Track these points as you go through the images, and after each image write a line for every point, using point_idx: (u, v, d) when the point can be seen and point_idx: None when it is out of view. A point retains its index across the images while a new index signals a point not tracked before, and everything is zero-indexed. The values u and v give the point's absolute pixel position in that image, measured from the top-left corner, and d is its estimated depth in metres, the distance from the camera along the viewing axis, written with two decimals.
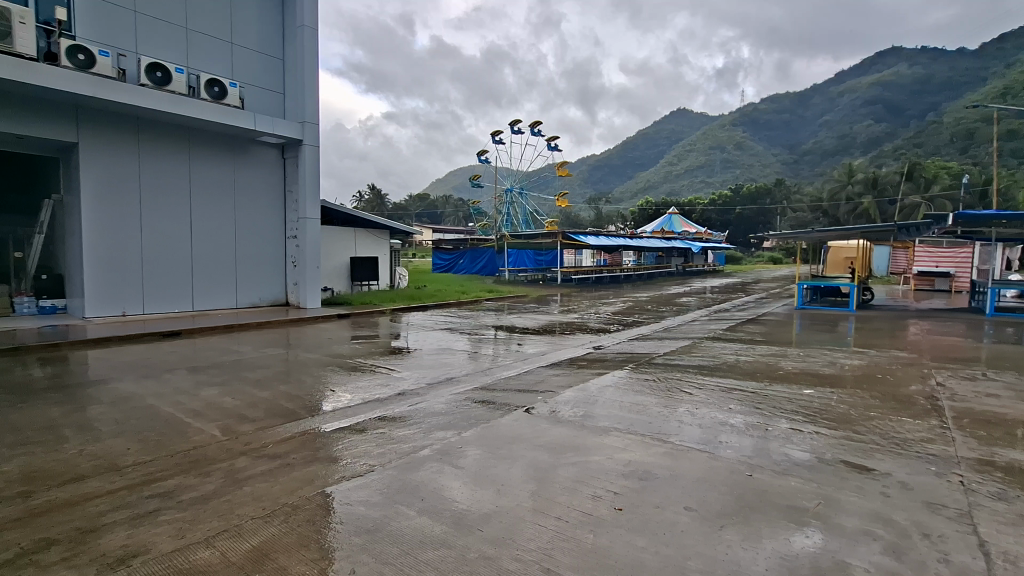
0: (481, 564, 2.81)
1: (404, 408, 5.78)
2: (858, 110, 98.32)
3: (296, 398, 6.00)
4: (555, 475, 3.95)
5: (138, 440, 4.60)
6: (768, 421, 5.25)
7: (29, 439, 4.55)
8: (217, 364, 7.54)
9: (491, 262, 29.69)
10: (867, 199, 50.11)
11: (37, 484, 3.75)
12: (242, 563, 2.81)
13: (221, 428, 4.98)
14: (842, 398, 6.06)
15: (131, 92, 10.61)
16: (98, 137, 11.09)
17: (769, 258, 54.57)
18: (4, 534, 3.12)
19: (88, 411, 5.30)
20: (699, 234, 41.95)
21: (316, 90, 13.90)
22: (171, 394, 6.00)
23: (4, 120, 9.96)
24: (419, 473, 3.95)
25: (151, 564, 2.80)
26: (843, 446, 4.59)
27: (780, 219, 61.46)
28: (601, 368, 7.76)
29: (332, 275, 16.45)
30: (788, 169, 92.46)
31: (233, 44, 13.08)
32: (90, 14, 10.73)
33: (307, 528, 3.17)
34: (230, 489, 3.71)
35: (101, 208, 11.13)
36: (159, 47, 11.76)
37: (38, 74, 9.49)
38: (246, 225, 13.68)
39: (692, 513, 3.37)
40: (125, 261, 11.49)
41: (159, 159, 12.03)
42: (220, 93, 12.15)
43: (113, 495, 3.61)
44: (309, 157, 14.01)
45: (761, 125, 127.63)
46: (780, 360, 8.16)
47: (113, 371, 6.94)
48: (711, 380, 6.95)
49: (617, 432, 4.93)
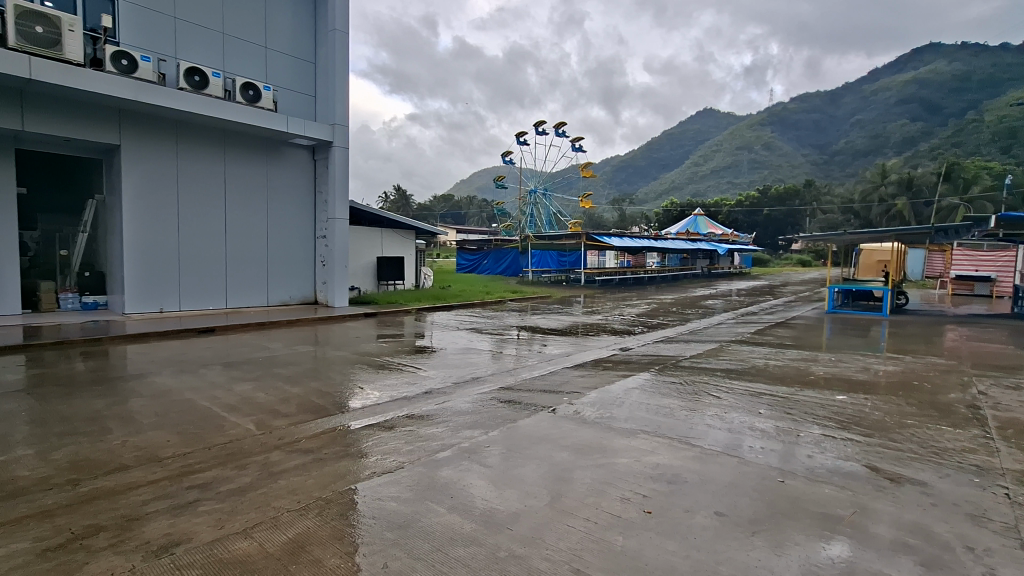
0: (511, 562, 2.83)
1: (431, 407, 5.82)
2: (893, 109, 95.30)
3: (326, 394, 6.12)
4: (582, 476, 3.95)
5: (176, 433, 4.75)
6: (800, 427, 5.15)
7: (76, 430, 4.75)
8: (250, 360, 7.74)
9: (515, 263, 29.75)
10: (902, 200, 48.39)
11: (84, 473, 3.91)
12: (279, 554, 2.88)
13: (255, 422, 5.11)
14: (877, 404, 5.90)
15: (171, 96, 10.95)
16: (140, 140, 11.50)
17: (796, 261, 53.28)
18: (56, 519, 3.27)
19: (130, 404, 5.51)
20: (725, 235, 41.31)
21: (346, 92, 14.11)
22: (207, 388, 6.20)
23: (53, 124, 10.38)
24: (446, 471, 3.99)
25: (192, 552, 2.89)
26: (877, 453, 4.48)
27: (810, 220, 60.04)
28: (626, 370, 7.75)
29: (359, 275, 16.69)
30: (818, 168, 90.18)
31: (267, 48, 13.41)
32: (134, 21, 11.17)
33: (340, 521, 3.24)
34: (265, 482, 3.80)
35: (141, 208, 11.54)
36: (196, 51, 12.13)
37: (84, 79, 9.85)
38: (277, 224, 13.98)
39: (724, 519, 3.32)
40: (162, 259, 11.88)
41: (196, 160, 12.39)
42: (255, 96, 12.51)
43: (155, 485, 3.74)
44: (340, 158, 14.22)
45: (790, 124, 124.55)
46: (811, 365, 7.99)
47: (151, 366, 7.19)
48: (740, 384, 6.86)
49: (645, 435, 4.89)
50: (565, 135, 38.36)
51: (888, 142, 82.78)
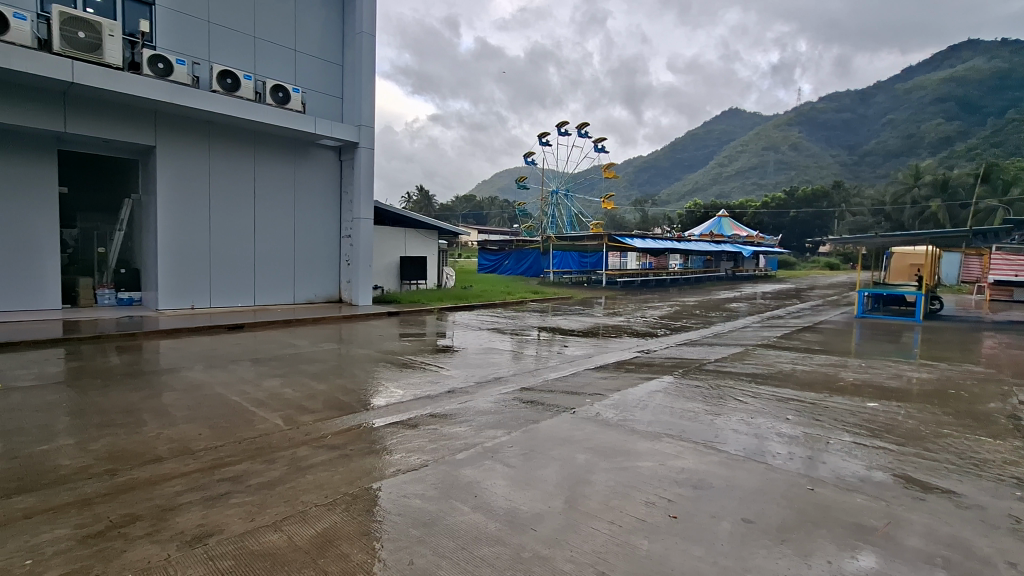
0: (536, 563, 2.83)
1: (453, 406, 5.86)
2: (927, 108, 92.15)
3: (351, 391, 6.22)
4: (604, 479, 3.91)
5: (207, 426, 4.87)
6: (830, 434, 5.03)
7: (113, 421, 4.91)
8: (277, 356, 7.91)
9: (536, 263, 29.68)
10: (937, 203, 46.69)
11: (121, 464, 4.04)
12: (308, 547, 2.94)
13: (283, 417, 5.21)
14: (910, 413, 5.74)
15: (204, 99, 11.24)
16: (174, 141, 11.83)
17: (823, 265, 52.07)
18: (94, 507, 3.39)
19: (163, 397, 5.68)
20: (750, 238, 40.55)
21: (372, 93, 14.28)
22: (236, 383, 6.35)
23: (93, 125, 10.75)
24: (469, 470, 4.01)
25: (224, 543, 2.96)
26: (911, 463, 4.36)
27: (838, 223, 58.57)
28: (649, 372, 7.68)
29: (383, 275, 16.89)
30: (846, 169, 87.94)
31: (297, 51, 13.66)
32: (170, 26, 11.51)
33: (365, 517, 3.28)
34: (294, 476, 3.88)
35: (174, 206, 11.87)
36: (229, 54, 12.43)
37: (122, 82, 10.17)
38: (304, 224, 14.23)
39: (751, 525, 3.26)
40: (194, 256, 12.20)
41: (227, 160, 12.69)
42: (284, 98, 12.76)
43: (187, 477, 3.85)
44: (365, 159, 14.39)
45: (818, 124, 121.50)
46: (840, 370, 7.81)
47: (183, 361, 7.40)
48: (766, 389, 6.74)
49: (669, 438, 4.84)
50: (588, 135, 38.11)
51: (922, 142, 80.23)
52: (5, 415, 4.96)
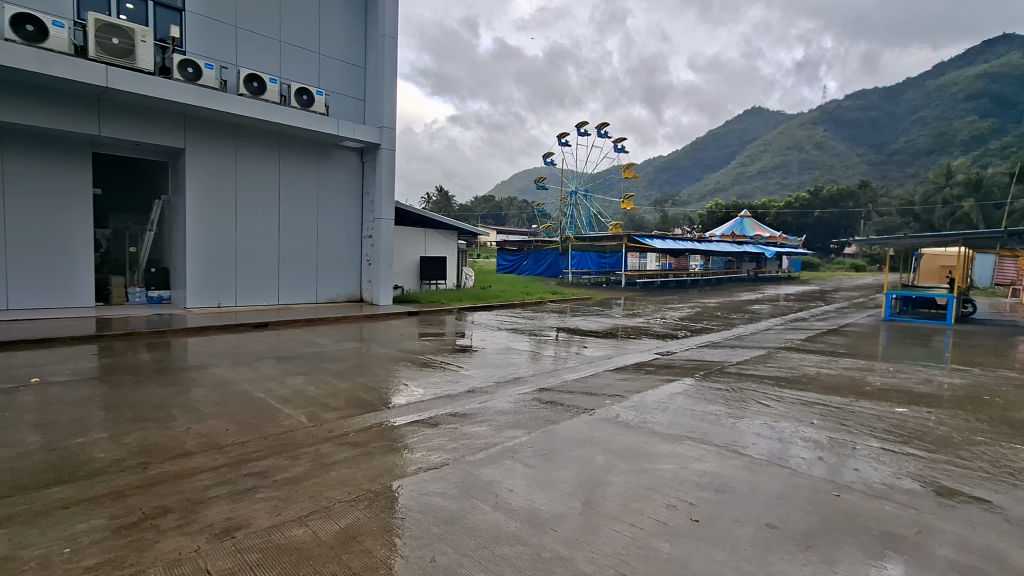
0: (556, 563, 2.83)
1: (472, 405, 5.90)
2: (960, 105, 89.24)
3: (373, 389, 6.31)
4: (624, 481, 3.89)
5: (234, 422, 4.99)
6: (856, 439, 4.92)
7: (145, 416, 5.06)
8: (300, 354, 8.05)
9: (554, 264, 29.64)
10: (969, 203, 45.17)
11: (152, 457, 4.16)
12: (332, 542, 2.99)
13: (307, 414, 5.31)
14: (941, 419, 5.58)
15: (232, 102, 11.49)
16: (202, 144, 12.12)
17: (849, 266, 50.85)
18: (128, 499, 3.50)
19: (192, 393, 5.83)
20: (772, 238, 39.85)
21: (394, 95, 14.42)
22: (261, 380, 6.50)
23: (126, 128, 11.09)
24: (489, 470, 4.03)
25: (252, 536, 3.03)
26: (942, 470, 4.24)
27: (865, 223, 57.17)
28: (670, 374, 7.62)
29: (403, 274, 17.05)
30: (874, 168, 85.73)
31: (321, 55, 13.88)
32: (199, 31, 11.82)
33: (387, 513, 3.33)
34: (318, 472, 3.95)
35: (202, 207, 12.16)
36: (255, 59, 12.70)
37: (153, 87, 10.47)
38: (327, 224, 14.44)
39: (775, 531, 3.22)
40: (220, 256, 12.48)
41: (253, 162, 12.95)
42: (308, 101, 12.96)
43: (215, 472, 3.95)
44: (386, 160, 14.53)
45: (845, 122, 118.66)
46: (867, 375, 7.63)
47: (211, 358, 7.58)
48: (790, 392, 6.62)
49: (690, 441, 4.80)
50: (607, 135, 37.86)
51: (954, 141, 77.71)
52: (43, 408, 5.15)
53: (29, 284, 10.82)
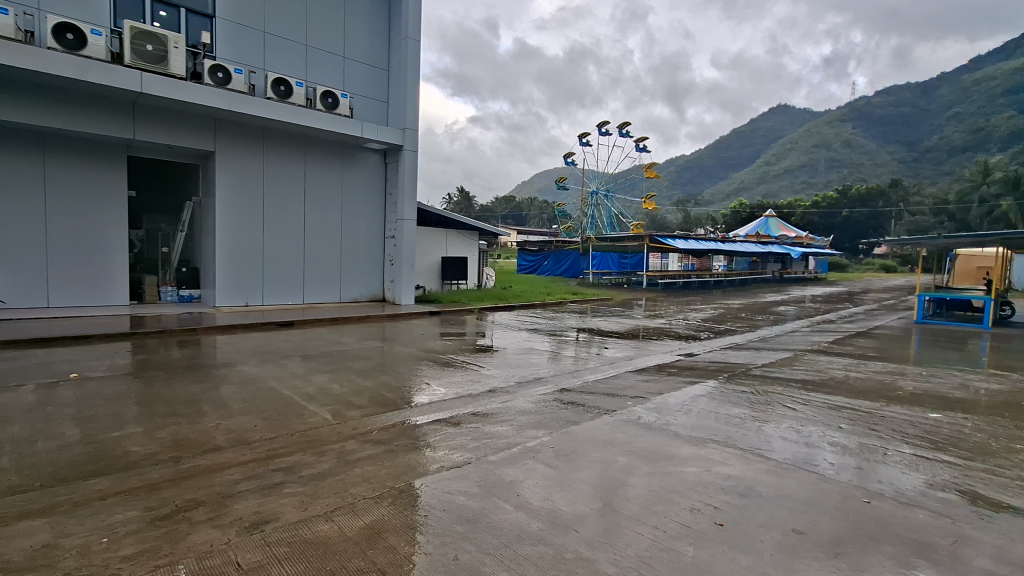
0: (579, 564, 2.82)
1: (494, 405, 5.92)
2: (998, 100, 85.96)
3: (395, 388, 6.38)
4: (645, 484, 3.86)
5: (261, 418, 5.11)
6: (888, 445, 4.79)
7: (177, 411, 5.21)
8: (325, 353, 8.20)
9: (575, 265, 29.51)
10: (1008, 201, 43.46)
11: (184, 452, 4.28)
12: (358, 538, 3.04)
13: (332, 412, 5.41)
14: (977, 425, 5.40)
15: (260, 105, 11.73)
16: (231, 146, 12.41)
17: (878, 266, 49.49)
18: (162, 491, 3.61)
19: (222, 390, 5.99)
20: (798, 239, 39.00)
21: (416, 97, 14.55)
22: (287, 377, 6.64)
23: (159, 132, 11.43)
24: (510, 470, 4.04)
25: (280, 531, 3.10)
26: (978, 479, 4.10)
27: (895, 223, 55.53)
28: (693, 376, 7.53)
29: (424, 274, 17.19)
30: (905, 167, 83.19)
31: (345, 58, 14.10)
32: (229, 37, 12.13)
33: (410, 511, 3.36)
34: (342, 469, 4.02)
35: (230, 208, 12.46)
36: (282, 63, 12.97)
37: (185, 91, 10.75)
38: (351, 225, 14.65)
39: (802, 537, 3.16)
40: (248, 256, 12.79)
41: (279, 164, 13.22)
42: (333, 104, 13.20)
43: (244, 466, 4.05)
44: (409, 161, 14.68)
45: (875, 119, 115.44)
46: (899, 379, 7.41)
47: (239, 356, 7.77)
48: (817, 396, 6.49)
49: (714, 444, 4.74)
50: (629, 135, 37.58)
51: (991, 137, 74.92)
52: (81, 402, 5.35)
53: (67, 284, 11.22)
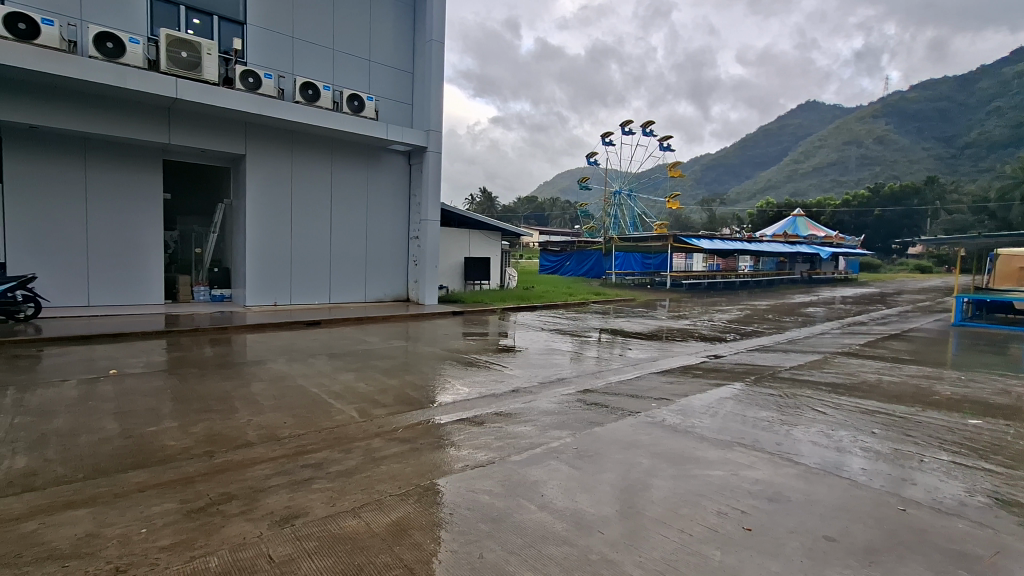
0: (604, 566, 2.82)
1: (517, 405, 5.93)
2: None
3: (419, 387, 6.45)
4: (670, 486, 3.82)
5: (290, 415, 5.23)
6: (924, 452, 4.63)
7: (210, 407, 5.37)
8: (351, 351, 8.34)
9: (598, 265, 29.34)
10: None
11: (217, 447, 4.41)
12: (384, 534, 3.09)
13: (358, 410, 5.50)
14: (1019, 432, 5.19)
15: (289, 109, 12.00)
16: (261, 149, 12.72)
17: (913, 266, 47.99)
18: (196, 485, 3.73)
19: (252, 387, 6.15)
20: (828, 238, 38.02)
21: (440, 98, 14.66)
22: (315, 375, 6.78)
23: (192, 136, 11.77)
24: (534, 470, 4.04)
25: (310, 525, 3.17)
26: (1021, 488, 3.94)
27: (931, 222, 53.65)
28: (719, 378, 7.41)
29: (447, 275, 17.32)
30: (942, 163, 80.25)
31: (371, 61, 14.30)
32: (259, 43, 12.42)
33: (435, 509, 3.40)
34: (369, 466, 4.09)
35: (260, 210, 12.78)
36: (310, 67, 13.23)
37: (217, 96, 11.05)
38: (376, 225, 14.86)
39: (834, 544, 3.09)
40: (277, 256, 13.09)
41: (307, 166, 13.49)
42: (359, 106, 13.39)
43: (274, 462, 4.15)
44: (433, 162, 14.81)
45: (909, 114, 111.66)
46: (935, 383, 7.17)
47: (268, 354, 7.96)
48: (848, 399, 6.32)
49: (742, 448, 4.66)
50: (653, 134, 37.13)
51: None
52: (120, 397, 5.56)
53: (106, 283, 11.64)
